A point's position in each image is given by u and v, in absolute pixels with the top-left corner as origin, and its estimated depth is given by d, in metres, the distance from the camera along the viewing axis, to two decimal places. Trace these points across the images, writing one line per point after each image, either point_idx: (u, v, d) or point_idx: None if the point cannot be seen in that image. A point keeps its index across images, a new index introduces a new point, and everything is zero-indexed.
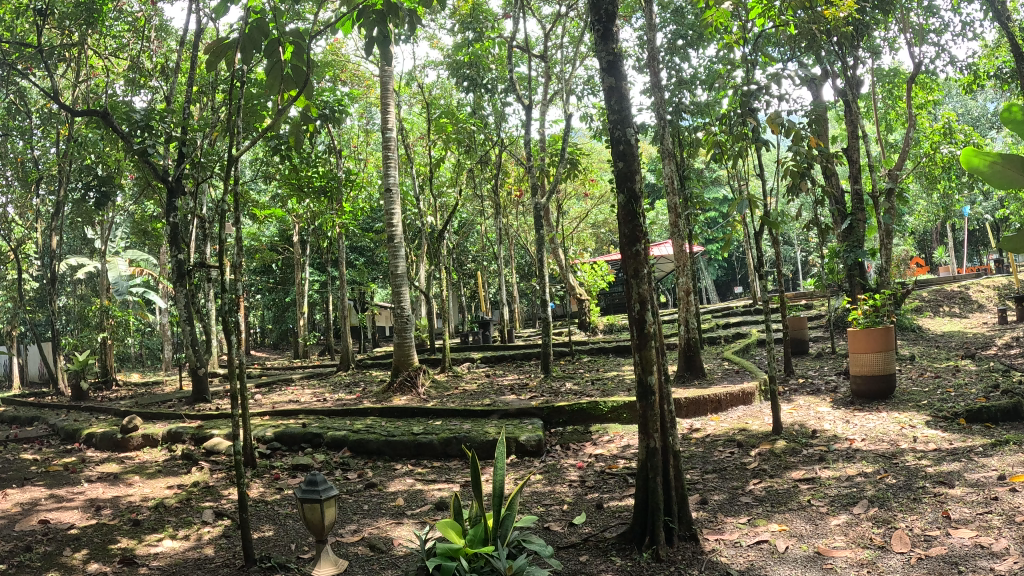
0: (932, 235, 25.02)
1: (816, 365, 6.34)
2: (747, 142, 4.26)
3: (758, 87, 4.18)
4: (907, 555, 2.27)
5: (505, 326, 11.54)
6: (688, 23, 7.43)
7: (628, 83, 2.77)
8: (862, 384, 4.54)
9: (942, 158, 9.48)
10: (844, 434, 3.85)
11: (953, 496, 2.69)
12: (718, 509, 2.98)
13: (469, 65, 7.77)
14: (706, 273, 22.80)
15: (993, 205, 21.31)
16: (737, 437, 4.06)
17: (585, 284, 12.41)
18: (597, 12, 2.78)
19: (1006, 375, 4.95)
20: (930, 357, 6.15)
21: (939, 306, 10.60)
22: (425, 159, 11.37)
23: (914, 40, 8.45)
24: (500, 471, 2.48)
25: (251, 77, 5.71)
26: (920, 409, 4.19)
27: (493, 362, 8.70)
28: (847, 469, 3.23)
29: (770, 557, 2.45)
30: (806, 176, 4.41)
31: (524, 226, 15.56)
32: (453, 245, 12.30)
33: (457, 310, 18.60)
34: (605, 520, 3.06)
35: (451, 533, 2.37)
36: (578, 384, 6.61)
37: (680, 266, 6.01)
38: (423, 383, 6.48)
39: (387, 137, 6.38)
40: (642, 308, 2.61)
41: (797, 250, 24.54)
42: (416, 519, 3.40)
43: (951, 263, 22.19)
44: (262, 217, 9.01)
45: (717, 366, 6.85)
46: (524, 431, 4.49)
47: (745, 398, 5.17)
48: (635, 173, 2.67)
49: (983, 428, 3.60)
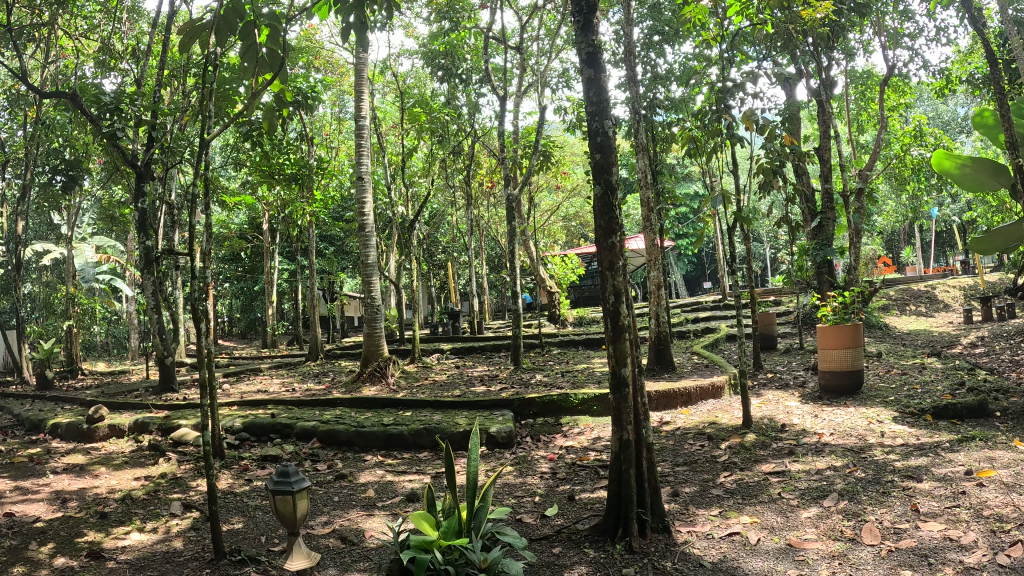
0: (901, 236, 25.51)
1: (784, 360, 6.43)
2: (722, 139, 4.28)
3: (734, 84, 4.19)
4: (878, 547, 2.32)
5: (475, 318, 11.51)
6: (665, 19, 7.46)
7: (606, 75, 2.77)
8: (831, 379, 4.63)
9: (912, 159, 9.66)
10: (813, 428, 3.92)
11: (921, 490, 2.75)
12: (690, 501, 3.01)
13: (443, 55, 7.68)
14: (675, 268, 23.01)
15: (963, 207, 21.76)
16: (707, 431, 4.11)
17: (556, 277, 12.45)
18: (578, 4, 2.77)
19: (971, 373, 5.10)
20: (898, 354, 6.27)
21: (906, 306, 10.84)
22: (398, 148, 11.27)
23: (887, 43, 8.59)
24: (473, 461, 2.47)
25: (224, 59, 5.57)
26: (888, 405, 4.28)
27: (462, 354, 8.69)
28: (816, 463, 3.28)
29: (742, 549, 2.49)
30: (780, 173, 4.42)
31: (494, 218, 15.55)
32: (423, 235, 12.24)
33: (427, 302, 18.55)
34: (577, 513, 3.08)
35: (425, 524, 2.36)
36: (547, 376, 6.63)
37: (651, 260, 6.05)
38: (393, 374, 6.44)
39: (361, 125, 6.31)
40: (616, 300, 2.63)
41: (767, 247, 24.90)
42: (388, 511, 3.39)
43: (918, 263, 22.65)
44: (233, 204, 8.89)
45: (687, 360, 6.92)
46: (495, 423, 4.49)
47: (716, 392, 5.24)
48: (612, 165, 2.68)
49: (949, 424, 3.69)
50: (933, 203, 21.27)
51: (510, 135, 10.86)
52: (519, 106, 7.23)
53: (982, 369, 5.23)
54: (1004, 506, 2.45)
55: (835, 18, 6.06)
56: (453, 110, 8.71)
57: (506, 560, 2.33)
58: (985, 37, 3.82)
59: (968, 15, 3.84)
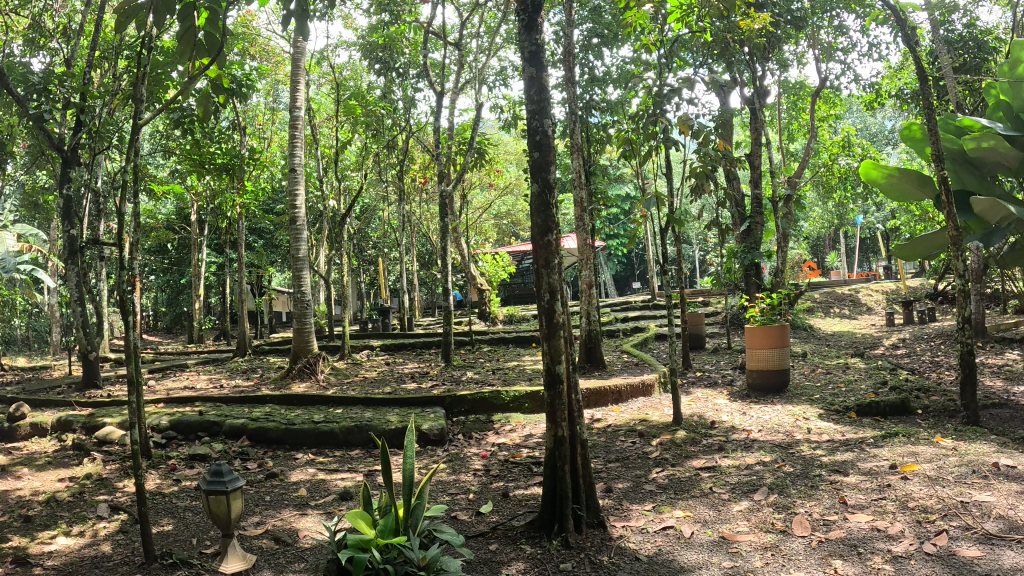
0: (825, 241, 26.57)
1: (712, 360, 6.62)
2: (657, 142, 4.38)
3: (670, 89, 4.30)
4: (809, 538, 2.43)
5: (406, 315, 11.39)
6: (605, 22, 7.59)
7: (548, 74, 2.80)
8: (758, 377, 4.80)
9: (839, 169, 10.10)
10: (742, 425, 4.06)
11: (848, 483, 2.89)
12: (623, 497, 3.07)
13: (382, 49, 7.59)
14: (605, 268, 23.37)
15: (886, 215, 22.82)
16: (638, 428, 4.20)
17: (487, 275, 12.46)
18: (523, 2, 2.78)
19: (892, 373, 5.38)
20: (822, 354, 6.54)
21: (830, 308, 11.34)
22: (333, 141, 11.05)
23: (822, 56, 8.93)
24: (411, 458, 2.44)
25: (159, 43, 5.34)
26: (814, 403, 4.47)
27: (393, 350, 8.61)
28: (746, 458, 3.40)
29: (677, 543, 2.56)
30: (712, 178, 4.54)
31: (427, 215, 15.44)
32: (355, 230, 12.04)
33: (357, 297, 18.29)
34: (512, 509, 3.10)
35: (362, 523, 2.33)
36: (479, 373, 6.64)
37: (583, 260, 6.14)
38: (323, 370, 6.32)
39: (296, 116, 6.18)
40: (552, 298, 2.65)
41: (697, 249, 25.54)
42: (321, 510, 3.33)
43: (842, 267, 23.62)
44: (162, 193, 8.55)
45: (617, 358, 7.05)
46: (427, 420, 4.46)
47: (647, 390, 5.35)
48: (550, 164, 2.71)
49: (873, 421, 3.88)
50: (850, 211, 22.25)
51: (446, 132, 10.79)
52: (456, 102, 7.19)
53: (899, 369, 5.52)
54: (926, 497, 2.60)
55: (771, 29, 6.27)
56: (390, 104, 8.61)
57: (445, 558, 2.33)
58: (916, 54, 4.13)
59: (902, 33, 4.16)
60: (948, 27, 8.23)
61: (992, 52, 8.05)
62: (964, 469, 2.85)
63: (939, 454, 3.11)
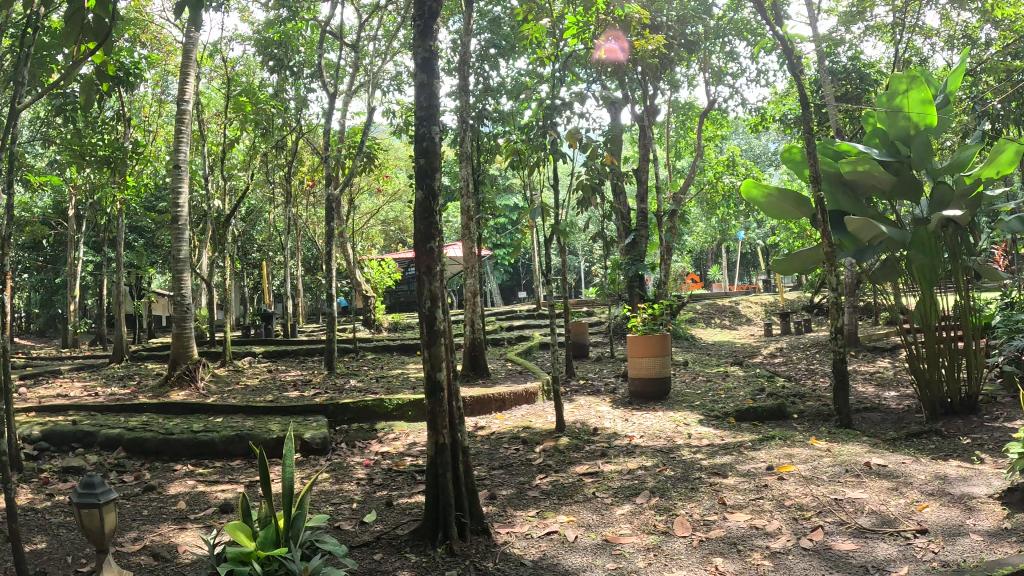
0: (708, 255, 27.90)
1: (595, 368, 6.83)
2: (546, 153, 4.50)
3: (561, 103, 4.41)
4: (690, 538, 2.54)
5: (289, 321, 11.08)
6: (502, 33, 7.68)
7: (438, 82, 2.75)
8: (640, 385, 4.97)
9: (723, 186, 10.68)
10: (623, 431, 4.19)
11: (727, 484, 3.04)
12: (508, 503, 3.10)
13: (278, 45, 7.33)
14: (492, 277, 23.63)
15: (765, 232, 24.25)
16: (521, 435, 4.25)
17: (372, 281, 12.32)
18: (420, 8, 2.73)
19: (768, 379, 5.71)
20: (703, 362, 6.85)
21: (711, 318, 11.91)
22: (220, 137, 10.65)
23: (712, 79, 9.44)
24: (288, 468, 2.40)
25: (46, 24, 5.02)
26: (692, 407, 4.71)
27: (275, 357, 8.35)
28: (628, 463, 3.52)
29: (561, 546, 2.60)
30: (598, 191, 4.68)
31: (314, 218, 15.11)
32: (239, 232, 11.61)
33: (239, 302, 17.63)
34: (396, 518, 3.05)
35: (241, 535, 2.26)
36: (363, 381, 6.56)
37: (468, 269, 6.18)
38: (204, 377, 6.07)
39: (184, 110, 5.91)
40: (432, 305, 2.57)
41: (584, 260, 26.25)
42: (202, 523, 3.20)
43: (724, 280, 24.87)
44: (30, 184, 7.96)
45: (501, 366, 7.14)
46: (309, 429, 4.35)
47: (529, 398, 5.43)
48: (435, 172, 2.65)
49: (750, 426, 4.11)
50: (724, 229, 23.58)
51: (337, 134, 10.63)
52: (350, 105, 7.10)
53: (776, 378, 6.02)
54: (800, 496, 2.80)
55: (665, 51, 6.59)
56: (282, 103, 8.39)
57: (327, 569, 2.28)
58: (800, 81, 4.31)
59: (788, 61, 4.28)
60: (835, 59, 8.84)
61: (871, 85, 8.74)
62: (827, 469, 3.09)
63: (803, 456, 3.34)
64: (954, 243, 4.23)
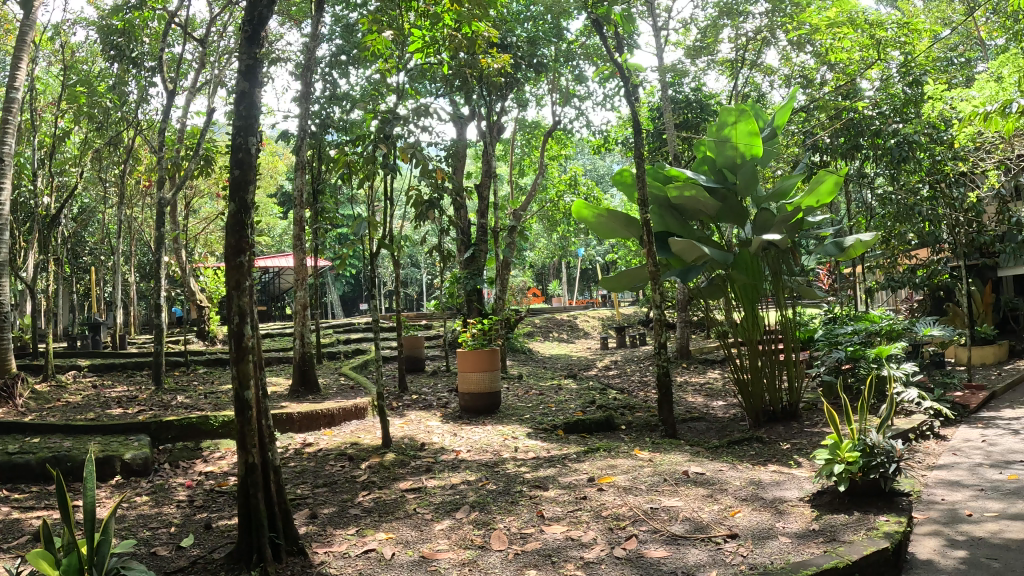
0: (550, 270, 29.22)
1: (430, 382, 6.95)
2: (377, 166, 4.46)
3: (400, 117, 4.41)
4: (506, 552, 2.55)
5: (117, 332, 10.48)
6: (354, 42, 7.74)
7: (260, 92, 2.80)
8: (469, 400, 5.03)
9: (564, 203, 11.37)
10: (451, 446, 4.22)
11: (547, 497, 3.09)
12: (328, 523, 3.04)
13: (119, 34, 7.17)
14: (332, 286, 23.40)
15: (604, 250, 25.89)
16: (348, 451, 4.17)
17: (206, 290, 11.91)
18: (250, 16, 2.82)
19: (597, 393, 5.98)
20: (538, 376, 7.06)
21: (548, 332, 12.39)
22: (53, 128, 10.02)
23: (563, 98, 10.55)
24: (91, 491, 2.29)
25: None
26: (522, 420, 4.92)
27: (101, 371, 7.82)
28: (452, 478, 3.54)
29: (377, 565, 2.55)
30: (434, 207, 4.70)
31: (148, 221, 14.38)
32: (67, 232, 10.88)
33: (65, 309, 16.41)
34: (215, 541, 2.95)
35: (44, 563, 2.10)
36: (191, 397, 6.30)
37: (297, 280, 6.13)
38: (21, 394, 5.61)
39: (13, 97, 5.52)
40: (241, 321, 2.59)
41: (425, 271, 26.46)
42: (10, 552, 2.95)
43: (564, 294, 26.18)
44: None
45: (334, 381, 7.09)
46: (130, 449, 4.12)
47: (359, 413, 5.38)
48: (249, 183, 2.67)
49: (577, 437, 4.29)
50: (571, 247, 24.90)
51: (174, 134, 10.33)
52: (191, 104, 6.89)
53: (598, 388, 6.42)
54: (618, 506, 2.89)
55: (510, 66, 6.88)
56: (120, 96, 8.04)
57: None
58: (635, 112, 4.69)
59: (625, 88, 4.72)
60: (678, 89, 10.04)
61: (709, 114, 9.84)
62: (645, 480, 3.24)
63: (624, 468, 3.49)
64: (776, 264, 4.97)
